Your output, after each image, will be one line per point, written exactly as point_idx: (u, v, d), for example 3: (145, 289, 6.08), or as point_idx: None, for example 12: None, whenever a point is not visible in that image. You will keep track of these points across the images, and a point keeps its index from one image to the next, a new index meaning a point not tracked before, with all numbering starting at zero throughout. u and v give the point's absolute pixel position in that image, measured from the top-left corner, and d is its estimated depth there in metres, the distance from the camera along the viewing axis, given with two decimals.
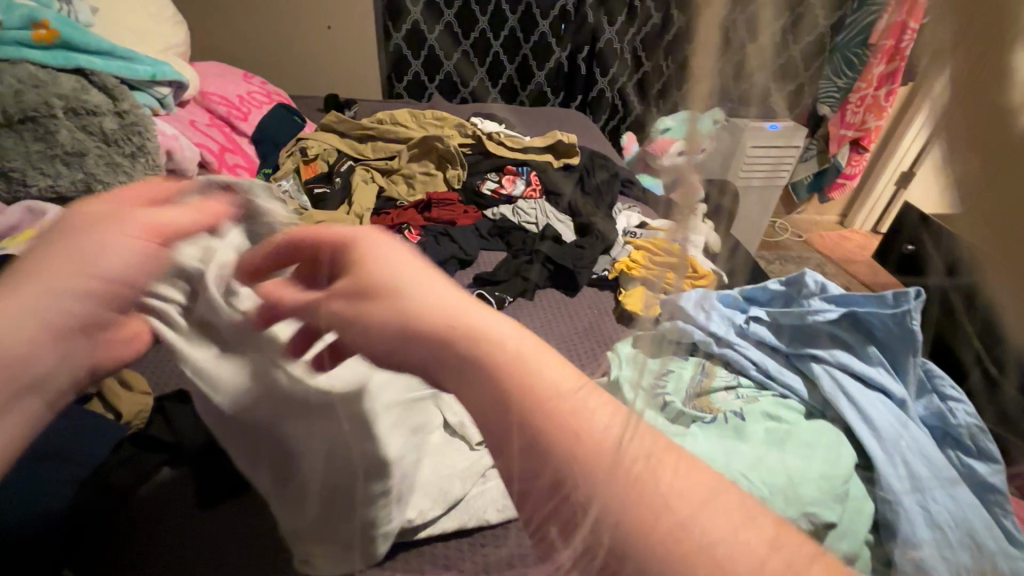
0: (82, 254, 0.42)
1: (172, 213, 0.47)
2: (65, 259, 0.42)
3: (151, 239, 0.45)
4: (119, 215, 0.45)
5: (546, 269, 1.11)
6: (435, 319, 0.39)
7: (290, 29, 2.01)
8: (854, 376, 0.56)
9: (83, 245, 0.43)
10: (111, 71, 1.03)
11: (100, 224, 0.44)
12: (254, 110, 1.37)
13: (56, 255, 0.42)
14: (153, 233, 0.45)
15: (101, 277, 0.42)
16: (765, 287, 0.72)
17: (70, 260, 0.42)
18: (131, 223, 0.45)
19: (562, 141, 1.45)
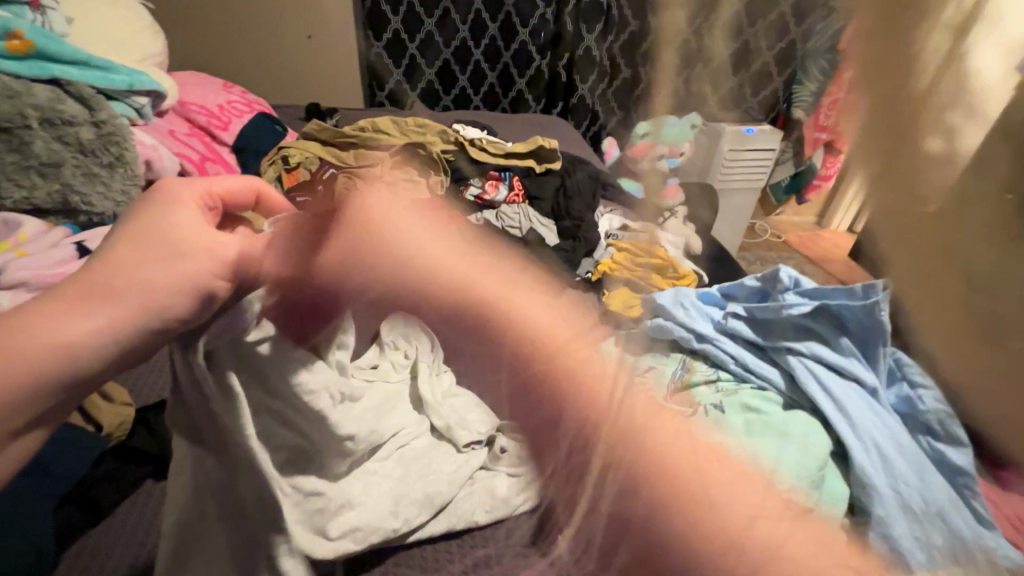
0: (168, 282, 0.44)
1: (252, 246, 0.50)
2: (151, 282, 0.44)
3: (225, 274, 0.48)
4: (202, 236, 0.47)
5: (531, 272, 1.12)
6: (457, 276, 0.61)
7: (270, 38, 2.01)
8: (829, 368, 0.59)
9: (166, 272, 0.44)
10: (88, 81, 1.02)
11: (183, 246, 0.46)
12: (234, 119, 1.36)
13: (142, 271, 0.44)
14: (229, 270, 0.48)
15: (171, 309, 0.44)
16: (741, 282, 0.72)
17: (152, 284, 0.43)
18: (212, 256, 0.47)
19: (543, 147, 1.45)
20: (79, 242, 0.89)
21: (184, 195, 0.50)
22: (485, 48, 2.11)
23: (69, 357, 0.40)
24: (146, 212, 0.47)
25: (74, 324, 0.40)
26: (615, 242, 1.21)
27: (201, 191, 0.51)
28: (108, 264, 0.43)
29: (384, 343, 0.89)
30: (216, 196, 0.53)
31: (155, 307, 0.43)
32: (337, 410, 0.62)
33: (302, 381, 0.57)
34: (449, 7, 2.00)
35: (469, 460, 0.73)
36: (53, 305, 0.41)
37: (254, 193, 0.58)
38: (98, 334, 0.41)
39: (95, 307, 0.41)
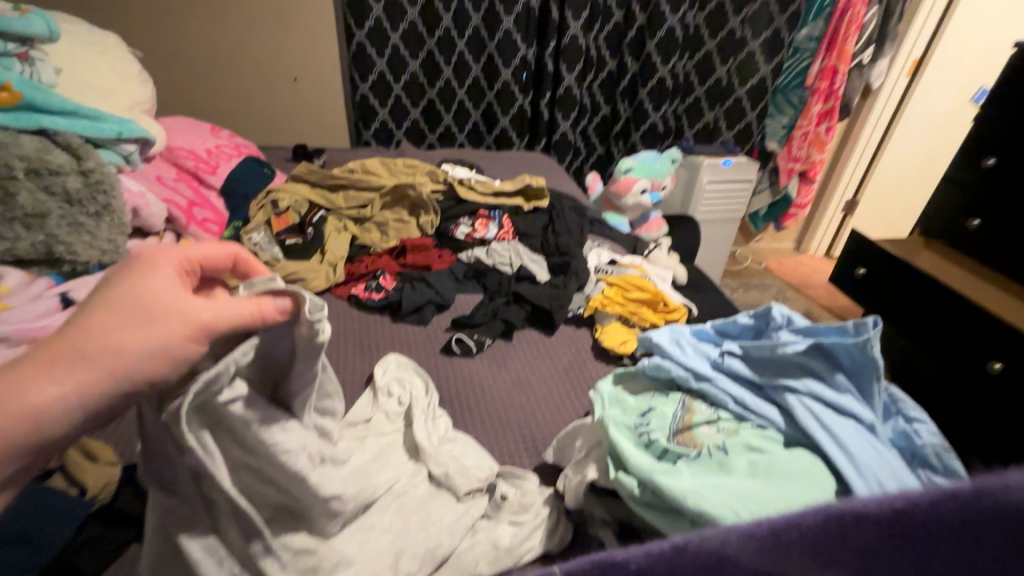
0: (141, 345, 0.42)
1: (227, 308, 0.47)
2: (125, 349, 0.41)
3: (198, 339, 0.45)
4: (176, 300, 0.45)
5: (523, 309, 1.12)
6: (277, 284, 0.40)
7: (256, 80, 2.03)
8: (826, 405, 0.59)
9: (140, 338, 0.42)
10: (76, 130, 1.02)
11: (160, 310, 0.44)
12: (222, 163, 1.36)
13: (115, 338, 0.41)
14: (202, 333, 0.45)
15: (145, 374, 0.42)
16: (734, 319, 0.72)
17: (122, 350, 0.41)
18: (184, 321, 0.44)
19: (530, 185, 1.48)
20: (63, 292, 0.88)
21: (158, 261, 0.47)
22: (469, 86, 2.17)
23: (51, 423, 0.39)
24: (118, 280, 0.45)
25: (51, 390, 0.39)
26: (605, 277, 1.19)
27: (176, 258, 0.48)
28: (77, 331, 0.41)
29: (380, 387, 0.88)
30: (196, 263, 0.49)
31: (126, 369, 0.41)
32: (317, 472, 0.58)
33: (277, 441, 0.53)
34: (434, 50, 2.07)
35: (468, 510, 0.70)
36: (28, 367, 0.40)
37: (235, 258, 0.54)
38: (69, 400, 0.40)
39: (69, 373, 0.40)
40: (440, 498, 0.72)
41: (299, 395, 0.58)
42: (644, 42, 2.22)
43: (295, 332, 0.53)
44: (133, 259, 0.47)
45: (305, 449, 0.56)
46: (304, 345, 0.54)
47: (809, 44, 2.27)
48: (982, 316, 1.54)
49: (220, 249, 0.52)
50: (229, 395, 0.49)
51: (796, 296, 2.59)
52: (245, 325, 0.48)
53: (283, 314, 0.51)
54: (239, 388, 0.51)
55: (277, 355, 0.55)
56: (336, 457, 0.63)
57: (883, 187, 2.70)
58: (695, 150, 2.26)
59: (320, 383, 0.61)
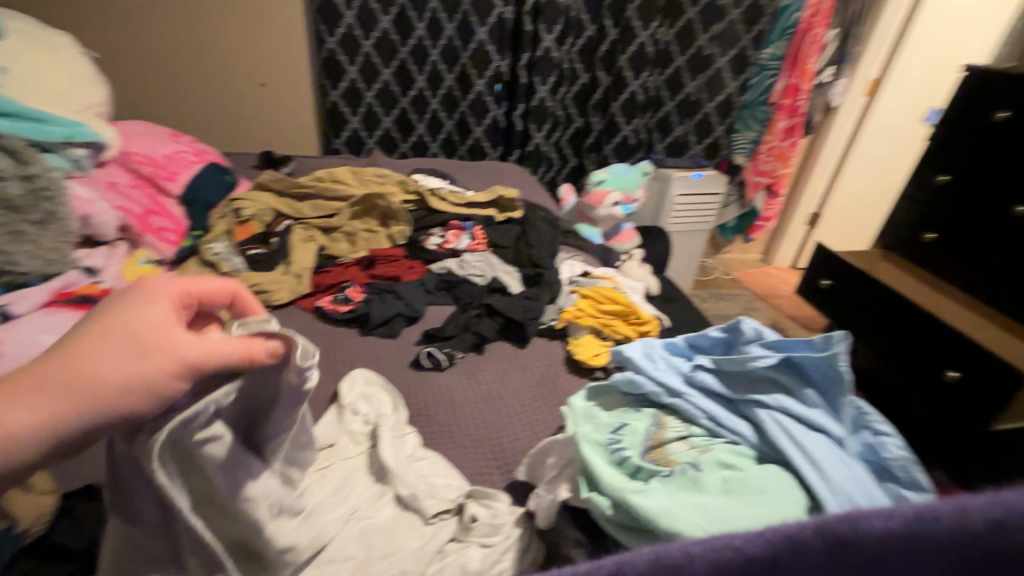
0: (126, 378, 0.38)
1: (220, 343, 0.44)
2: (110, 377, 0.38)
3: (185, 375, 0.42)
4: (170, 333, 0.42)
5: (496, 321, 1.10)
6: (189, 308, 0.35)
7: (221, 85, 1.97)
8: (795, 419, 0.59)
9: (129, 367, 0.39)
10: (18, 134, 0.96)
11: (150, 343, 0.40)
12: (182, 170, 1.30)
13: (101, 362, 0.38)
14: (191, 371, 0.42)
15: (125, 409, 0.39)
16: (705, 332, 0.71)
17: (108, 379, 0.38)
18: (175, 353, 0.41)
19: (503, 197, 1.46)
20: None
21: (157, 289, 0.44)
22: (442, 96, 2.16)
23: (16, 452, 0.35)
24: (109, 305, 0.41)
25: (24, 411, 0.35)
26: (577, 289, 1.20)
27: (178, 289, 0.45)
28: (63, 353, 0.38)
29: (345, 405, 0.84)
30: (195, 297, 0.47)
31: (112, 397, 0.38)
32: (275, 523, 0.56)
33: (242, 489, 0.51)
34: (407, 59, 2.05)
35: (436, 533, 0.67)
36: (8, 386, 0.36)
37: (233, 294, 0.52)
38: (50, 424, 0.36)
39: (47, 398, 0.36)
40: (406, 523, 0.68)
41: (270, 440, 0.55)
42: (615, 56, 2.26)
43: (282, 378, 0.51)
44: (127, 289, 0.43)
45: (265, 498, 0.53)
46: (286, 391, 0.53)
47: (774, 62, 2.34)
48: (937, 325, 1.60)
49: (221, 284, 0.50)
50: (206, 432, 0.47)
51: (763, 306, 2.66)
52: (235, 363, 0.45)
53: (274, 355, 0.48)
54: (219, 429, 0.49)
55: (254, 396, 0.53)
56: (294, 506, 0.60)
57: (843, 201, 2.80)
58: (666, 163, 2.30)
59: (292, 436, 0.58)
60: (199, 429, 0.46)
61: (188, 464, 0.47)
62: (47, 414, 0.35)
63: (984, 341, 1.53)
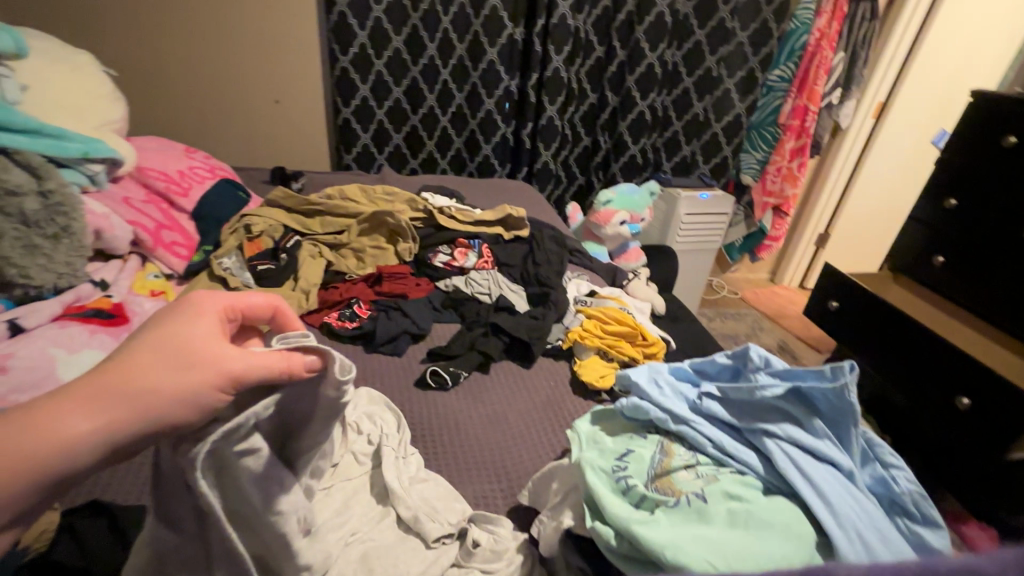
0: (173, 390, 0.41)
1: (257, 357, 0.46)
2: (158, 388, 0.40)
3: (226, 387, 0.43)
4: (214, 347, 0.44)
5: (501, 341, 1.09)
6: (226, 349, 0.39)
7: (236, 102, 2.01)
8: (804, 451, 0.58)
9: (175, 379, 0.41)
10: (37, 149, 0.98)
11: (195, 357, 0.43)
12: (195, 185, 1.32)
13: (151, 373, 0.41)
14: (231, 383, 0.44)
15: (170, 418, 0.41)
16: (712, 358, 0.71)
17: (154, 389, 0.40)
18: (216, 366, 0.43)
19: (511, 215, 1.47)
20: (11, 319, 0.83)
21: (205, 306, 0.47)
22: (452, 114, 2.19)
23: (78, 452, 0.38)
24: (160, 320, 0.44)
25: (82, 415, 0.38)
26: (583, 309, 1.19)
27: (223, 305, 0.48)
28: (119, 364, 0.41)
29: (349, 423, 0.84)
30: (238, 311, 0.49)
31: (156, 407, 0.40)
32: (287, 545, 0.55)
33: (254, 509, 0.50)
34: (418, 78, 2.08)
35: (439, 558, 0.67)
36: (71, 391, 0.40)
37: (274, 310, 0.54)
38: (102, 430, 0.39)
39: (103, 408, 0.39)
40: (406, 548, 0.67)
41: (308, 457, 0.54)
42: (623, 77, 2.28)
43: (319, 393, 0.51)
44: (179, 304, 0.46)
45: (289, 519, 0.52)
46: (324, 405, 0.52)
47: (782, 84, 2.36)
48: (949, 351, 1.58)
49: (263, 298, 0.52)
50: (247, 446, 0.46)
51: (771, 327, 2.64)
52: (273, 376, 0.46)
53: (311, 370, 0.50)
54: (258, 442, 0.47)
55: (293, 408, 0.52)
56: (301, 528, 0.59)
57: (852, 222, 2.79)
58: (673, 182, 2.31)
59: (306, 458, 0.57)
60: (240, 442, 0.45)
61: (222, 478, 0.46)
62: (100, 420, 0.39)
63: (996, 369, 1.50)
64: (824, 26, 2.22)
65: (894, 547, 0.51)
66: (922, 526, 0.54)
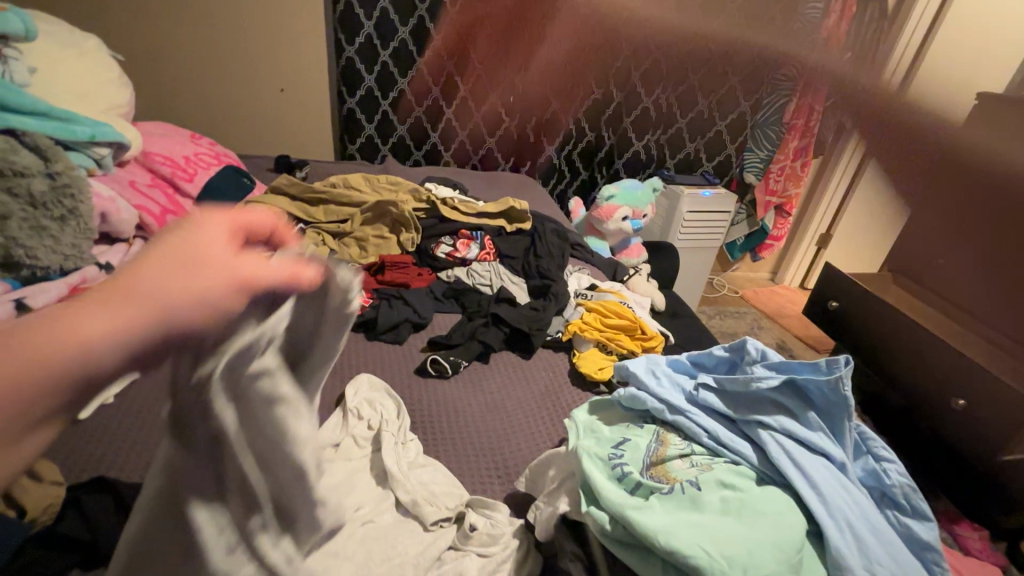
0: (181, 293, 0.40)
1: (269, 264, 0.45)
2: (168, 292, 0.39)
3: (241, 292, 0.42)
4: (221, 254, 0.43)
5: (502, 332, 1.10)
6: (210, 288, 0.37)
7: (241, 89, 2.01)
8: (798, 442, 0.59)
9: (186, 281, 0.40)
10: (47, 132, 0.99)
11: (205, 262, 0.42)
12: (200, 171, 1.33)
13: (160, 277, 0.40)
14: (244, 287, 0.43)
15: (182, 324, 0.39)
16: (709, 351, 0.72)
17: (169, 292, 0.39)
18: (227, 271, 0.42)
19: (513, 208, 1.48)
20: (18, 299, 0.84)
21: (208, 220, 0.45)
22: (456, 107, 2.19)
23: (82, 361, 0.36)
24: (165, 237, 0.43)
25: (101, 315, 0.37)
26: (584, 302, 1.20)
27: (227, 218, 0.46)
28: (133, 278, 0.39)
29: (350, 409, 0.85)
30: (243, 224, 0.47)
31: (169, 306, 0.39)
32: None
33: None
34: (423, 69, 2.08)
35: (436, 541, 0.68)
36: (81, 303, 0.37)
37: (276, 226, 0.51)
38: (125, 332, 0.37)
39: (114, 309, 0.37)
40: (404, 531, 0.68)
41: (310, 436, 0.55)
42: (629, 73, 2.29)
43: (326, 300, 0.51)
44: (183, 221, 0.45)
45: None
46: (333, 314, 0.52)
47: (787, 83, 2.36)
48: (947, 352, 1.59)
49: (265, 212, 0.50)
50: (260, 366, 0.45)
51: (771, 326, 2.65)
52: (284, 283, 0.46)
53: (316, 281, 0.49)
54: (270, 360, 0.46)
55: (301, 326, 0.51)
56: None
57: (854, 223, 2.79)
58: (676, 179, 2.31)
59: None
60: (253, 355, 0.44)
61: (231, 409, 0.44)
62: (121, 321, 0.37)
63: (993, 370, 1.52)
64: (831, 26, 2.21)
65: (882, 536, 0.52)
66: (910, 517, 0.55)
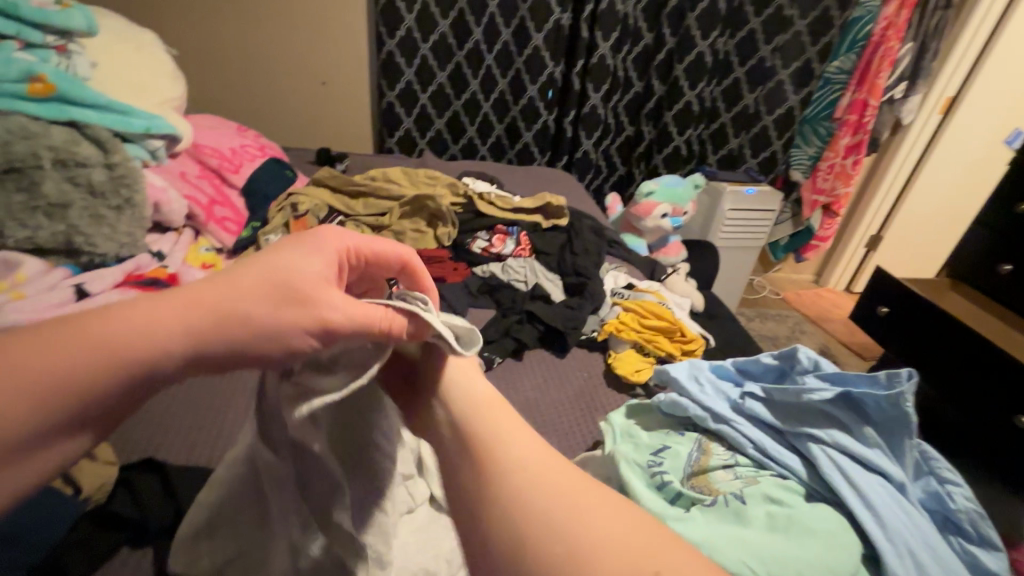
0: (262, 317, 0.42)
1: (345, 300, 0.46)
2: (252, 321, 0.41)
3: (313, 329, 0.44)
4: (304, 277, 0.45)
5: (536, 329, 1.09)
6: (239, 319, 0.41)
7: (285, 83, 2.06)
8: (852, 458, 0.55)
9: (258, 305, 0.42)
10: (105, 124, 1.03)
11: (291, 281, 0.44)
12: (246, 163, 1.36)
13: (245, 298, 0.41)
14: (319, 326, 0.44)
15: (252, 347, 0.41)
16: (756, 358, 0.69)
17: (240, 305, 0.41)
18: (307, 306, 0.43)
19: (551, 203, 1.46)
20: (78, 285, 0.88)
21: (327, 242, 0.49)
22: (494, 100, 2.18)
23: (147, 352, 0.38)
24: (278, 247, 0.47)
25: (177, 310, 0.39)
26: (621, 301, 1.18)
27: (342, 248, 0.50)
28: (224, 282, 0.42)
29: None
30: (360, 256, 0.52)
31: (241, 325, 0.41)
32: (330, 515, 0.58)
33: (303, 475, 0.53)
34: (462, 62, 2.08)
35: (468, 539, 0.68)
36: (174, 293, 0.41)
37: (398, 260, 0.56)
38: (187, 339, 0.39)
39: (196, 310, 0.40)
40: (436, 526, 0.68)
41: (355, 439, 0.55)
42: (671, 66, 2.22)
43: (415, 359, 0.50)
44: (299, 241, 0.48)
45: None
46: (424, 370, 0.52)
47: (840, 76, 2.24)
48: (1011, 366, 1.48)
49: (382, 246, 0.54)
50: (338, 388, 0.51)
51: (813, 330, 2.54)
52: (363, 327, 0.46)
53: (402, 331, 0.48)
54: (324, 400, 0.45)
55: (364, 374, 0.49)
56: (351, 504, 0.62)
57: (908, 224, 2.64)
58: (718, 176, 2.24)
59: None
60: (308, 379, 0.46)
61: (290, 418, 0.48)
62: (189, 327, 0.39)
63: None
64: (892, 14, 2.06)
65: (945, 566, 0.48)
66: (978, 546, 0.51)
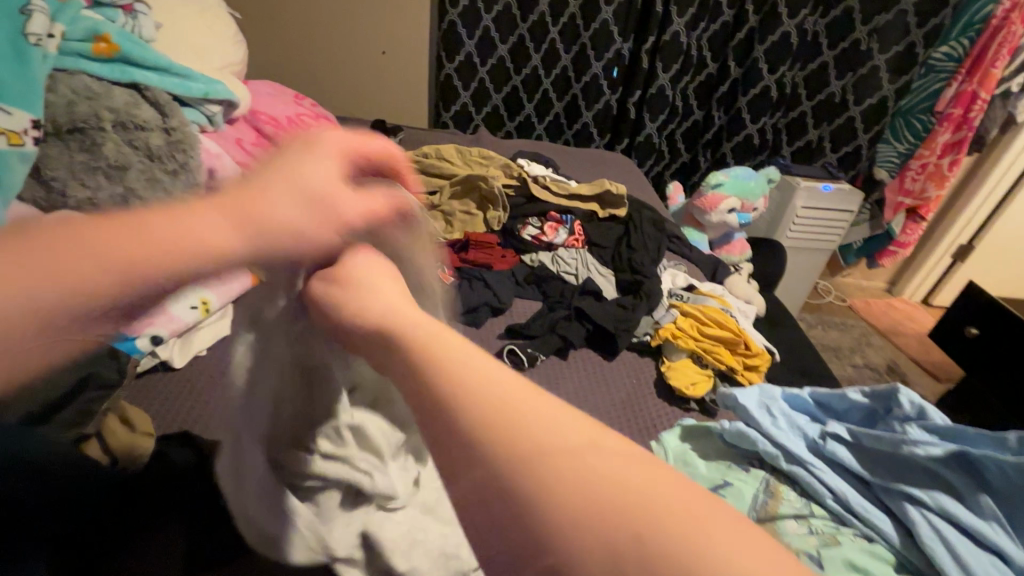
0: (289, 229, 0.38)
1: (350, 195, 0.42)
2: (296, 232, 0.39)
3: (338, 232, 0.41)
4: (315, 179, 0.41)
5: (584, 328, 1.02)
6: (276, 231, 0.38)
7: (345, 51, 2.04)
8: (958, 528, 0.48)
9: (293, 221, 0.39)
10: (165, 88, 1.03)
11: (321, 198, 0.40)
12: (301, 132, 1.34)
13: (273, 212, 0.38)
14: (340, 225, 0.41)
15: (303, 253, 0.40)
16: (842, 393, 0.61)
17: (274, 223, 0.38)
18: (331, 212, 0.40)
19: (609, 191, 1.37)
20: None
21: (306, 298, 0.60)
22: (555, 77, 2.08)
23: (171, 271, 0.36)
24: (283, 154, 0.42)
25: (215, 228, 0.37)
26: (678, 304, 1.09)
27: (345, 147, 0.45)
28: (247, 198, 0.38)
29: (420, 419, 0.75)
30: (360, 154, 0.46)
31: (284, 232, 0.38)
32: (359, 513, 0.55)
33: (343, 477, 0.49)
34: (525, 35, 1.98)
35: None
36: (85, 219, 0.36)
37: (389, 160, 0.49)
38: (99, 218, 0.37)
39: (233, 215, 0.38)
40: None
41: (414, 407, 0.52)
42: (750, 47, 2.05)
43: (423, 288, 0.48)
44: (289, 153, 0.42)
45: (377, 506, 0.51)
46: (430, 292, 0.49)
47: (948, 63, 1.95)
48: None
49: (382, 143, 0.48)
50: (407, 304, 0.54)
51: (882, 343, 2.34)
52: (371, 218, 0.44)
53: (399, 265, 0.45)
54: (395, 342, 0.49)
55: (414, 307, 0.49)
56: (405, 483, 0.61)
57: (1004, 235, 2.38)
58: (793, 169, 2.05)
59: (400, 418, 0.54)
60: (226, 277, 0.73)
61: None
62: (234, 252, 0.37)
63: None
64: None
65: None
66: None
